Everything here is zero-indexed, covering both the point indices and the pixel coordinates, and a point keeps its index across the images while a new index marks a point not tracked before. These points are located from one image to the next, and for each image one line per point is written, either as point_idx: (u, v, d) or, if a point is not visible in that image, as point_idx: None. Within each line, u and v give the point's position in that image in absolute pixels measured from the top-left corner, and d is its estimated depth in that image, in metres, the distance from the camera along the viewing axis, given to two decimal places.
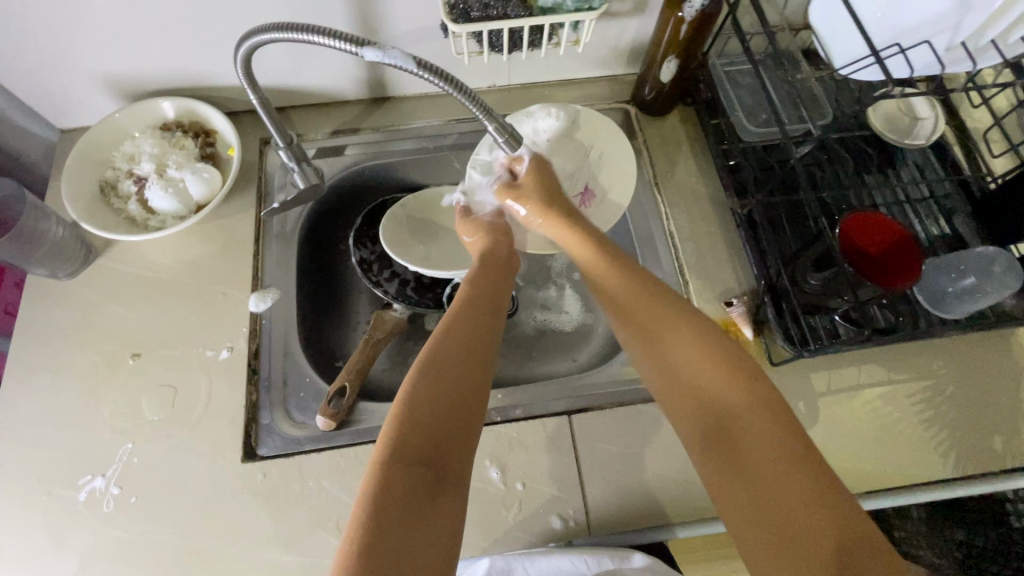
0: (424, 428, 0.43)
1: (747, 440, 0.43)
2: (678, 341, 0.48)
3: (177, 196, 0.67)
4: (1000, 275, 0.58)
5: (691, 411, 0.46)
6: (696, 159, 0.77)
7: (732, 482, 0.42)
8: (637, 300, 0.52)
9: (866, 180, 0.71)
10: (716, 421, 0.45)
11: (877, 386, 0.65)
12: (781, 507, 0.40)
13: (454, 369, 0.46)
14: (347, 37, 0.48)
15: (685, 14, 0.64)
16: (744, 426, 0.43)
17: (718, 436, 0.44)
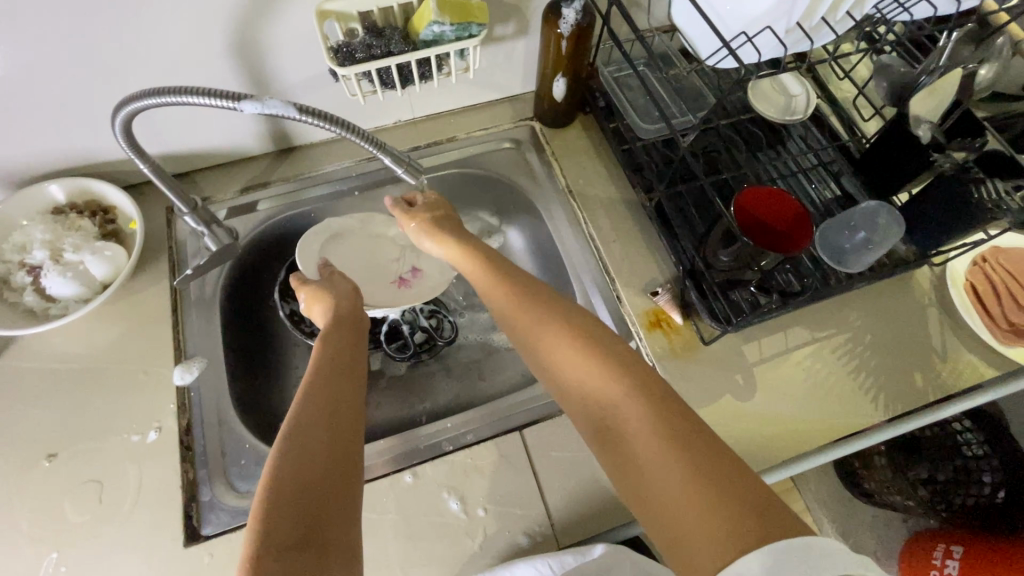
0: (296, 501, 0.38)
1: (633, 432, 0.42)
2: (556, 342, 0.49)
3: (79, 279, 0.64)
4: (883, 225, 0.64)
5: (578, 413, 0.46)
6: (603, 163, 0.80)
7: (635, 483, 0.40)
8: (517, 313, 0.53)
9: (759, 159, 0.76)
10: (605, 421, 0.44)
11: (804, 346, 0.68)
12: (675, 485, 0.38)
13: (325, 417, 0.44)
14: (223, 93, 0.48)
15: (563, 30, 0.68)
16: (628, 418, 0.43)
17: (611, 437, 0.43)
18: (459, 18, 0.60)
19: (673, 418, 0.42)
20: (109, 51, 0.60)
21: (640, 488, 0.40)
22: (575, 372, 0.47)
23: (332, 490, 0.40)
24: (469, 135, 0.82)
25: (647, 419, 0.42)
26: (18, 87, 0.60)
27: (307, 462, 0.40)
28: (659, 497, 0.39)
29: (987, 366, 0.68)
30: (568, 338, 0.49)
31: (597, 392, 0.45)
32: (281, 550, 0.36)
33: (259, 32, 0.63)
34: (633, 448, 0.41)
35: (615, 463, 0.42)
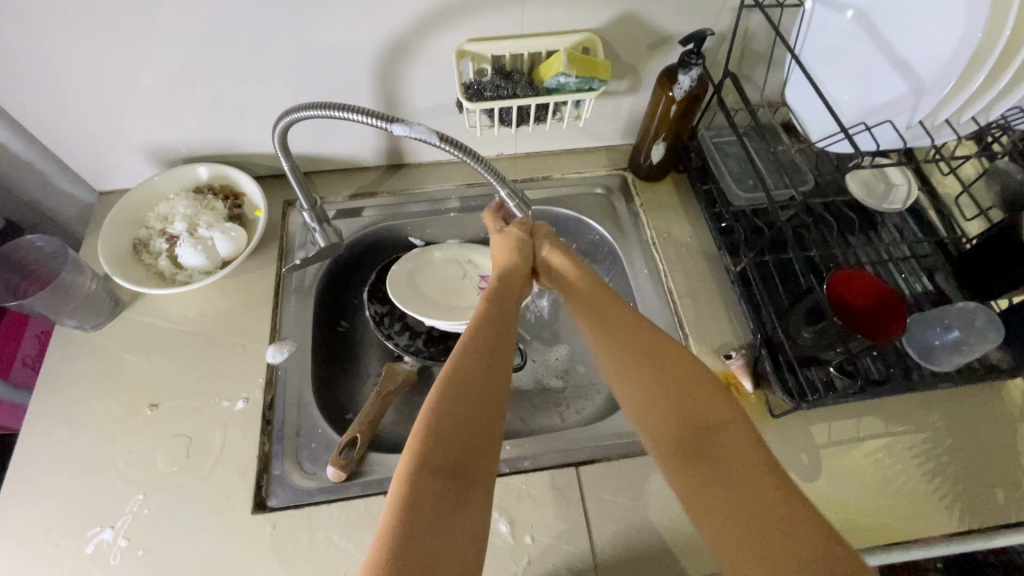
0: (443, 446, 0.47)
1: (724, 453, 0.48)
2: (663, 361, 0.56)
3: (206, 253, 0.71)
4: (981, 328, 0.62)
5: (661, 425, 0.53)
6: (690, 221, 0.82)
7: (715, 492, 0.47)
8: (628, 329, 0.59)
9: (850, 242, 0.76)
10: (699, 439, 0.50)
11: (877, 437, 0.66)
12: (755, 504, 0.45)
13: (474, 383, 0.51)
14: (378, 114, 0.53)
15: (675, 94, 0.71)
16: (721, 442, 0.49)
17: (697, 452, 0.50)
18: (584, 72, 0.65)
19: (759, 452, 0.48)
20: (276, 61, 0.69)
21: (723, 502, 0.46)
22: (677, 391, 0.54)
23: (475, 444, 0.48)
24: (564, 176, 0.87)
25: (741, 446, 0.48)
26: (199, 81, 0.70)
27: (462, 421, 0.48)
28: (734, 512, 0.45)
29: None
30: (679, 361, 0.55)
31: (697, 413, 0.52)
32: (424, 482, 0.44)
33: (402, 63, 0.71)
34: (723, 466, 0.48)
35: (695, 474, 0.49)
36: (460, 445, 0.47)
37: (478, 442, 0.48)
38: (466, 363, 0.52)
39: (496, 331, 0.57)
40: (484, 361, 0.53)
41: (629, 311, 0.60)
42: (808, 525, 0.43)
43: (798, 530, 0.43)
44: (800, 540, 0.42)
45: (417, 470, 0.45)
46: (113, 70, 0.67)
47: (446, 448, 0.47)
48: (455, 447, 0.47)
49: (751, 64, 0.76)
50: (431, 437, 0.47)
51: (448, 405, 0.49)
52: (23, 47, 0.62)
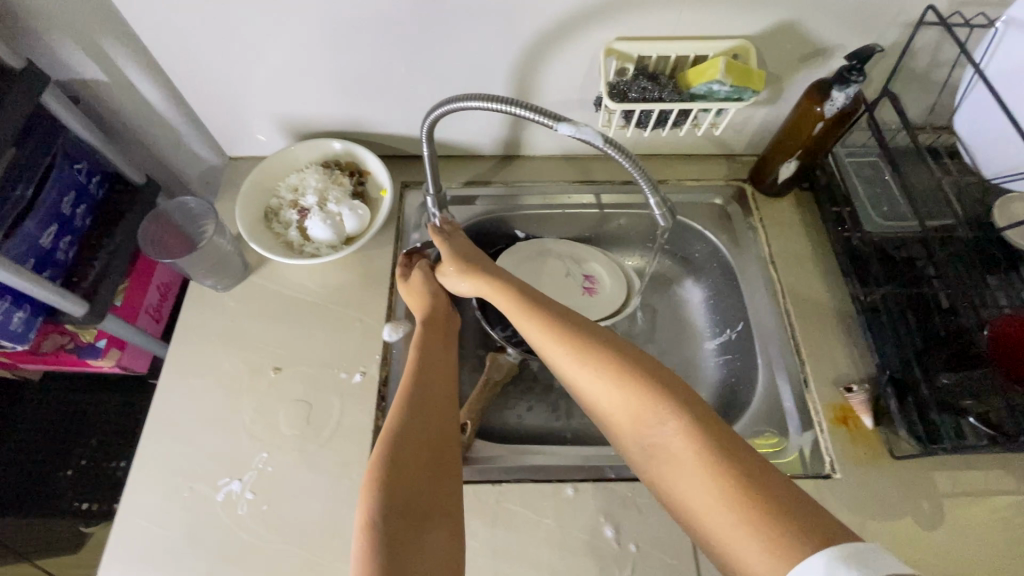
0: (391, 486, 0.48)
1: (673, 460, 0.48)
2: (581, 363, 0.54)
3: (334, 227, 0.73)
4: None
5: (621, 438, 0.53)
6: (813, 243, 0.79)
7: (684, 502, 0.47)
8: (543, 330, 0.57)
9: (989, 281, 0.69)
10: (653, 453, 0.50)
11: (1005, 494, 0.63)
12: (712, 502, 0.45)
13: (409, 421, 0.53)
14: (547, 113, 0.53)
15: (825, 110, 0.68)
16: (667, 449, 0.49)
17: (656, 465, 0.50)
18: (738, 81, 0.63)
19: (700, 443, 0.47)
20: (421, 45, 0.69)
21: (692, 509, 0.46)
22: (611, 402, 0.52)
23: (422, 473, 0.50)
24: (681, 183, 0.84)
25: (682, 444, 0.48)
26: (344, 60, 0.72)
27: (400, 465, 0.49)
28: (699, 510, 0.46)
29: None
30: (597, 368, 0.53)
31: (633, 417, 0.51)
32: (385, 520, 0.45)
33: (544, 56, 0.70)
34: (680, 471, 0.47)
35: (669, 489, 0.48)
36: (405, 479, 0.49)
37: (420, 470, 0.50)
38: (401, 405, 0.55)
39: (420, 373, 0.58)
40: (413, 410, 0.54)
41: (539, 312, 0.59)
42: (763, 499, 0.43)
43: (754, 521, 0.42)
44: (764, 526, 0.41)
45: (371, 518, 0.46)
46: (270, 44, 0.69)
47: (396, 488, 0.48)
48: (405, 478, 0.49)
49: (906, 82, 0.72)
50: (377, 485, 0.47)
51: (389, 447, 0.50)
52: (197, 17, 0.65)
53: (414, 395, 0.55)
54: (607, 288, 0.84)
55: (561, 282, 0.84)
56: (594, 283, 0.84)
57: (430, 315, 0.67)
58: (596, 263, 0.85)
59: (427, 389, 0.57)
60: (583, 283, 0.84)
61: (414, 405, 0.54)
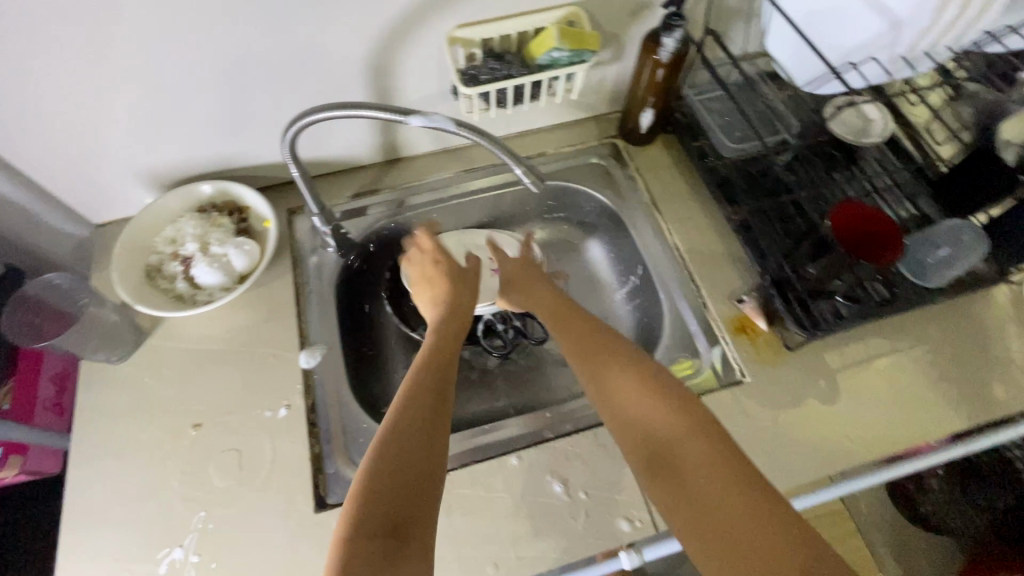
0: (384, 500, 0.46)
1: (692, 465, 0.50)
2: (620, 379, 0.57)
3: (223, 270, 0.72)
4: (968, 243, 0.69)
5: (636, 444, 0.54)
6: (686, 179, 0.85)
7: (682, 502, 0.49)
8: (588, 352, 0.60)
9: (835, 177, 0.80)
10: (666, 455, 0.51)
11: (884, 355, 0.71)
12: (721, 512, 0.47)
13: (418, 426, 0.51)
14: (396, 109, 0.55)
15: (662, 57, 0.74)
16: (688, 456, 0.50)
17: (666, 467, 0.51)
18: (574, 46, 0.67)
19: (727, 460, 0.50)
20: (265, 69, 0.68)
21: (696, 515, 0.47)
22: (647, 411, 0.54)
23: (416, 489, 0.47)
24: (559, 151, 0.89)
25: (704, 457, 0.50)
26: (190, 99, 0.69)
27: (394, 477, 0.47)
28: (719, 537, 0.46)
29: None
30: (643, 383, 0.56)
31: (674, 439, 0.52)
32: (366, 539, 0.43)
33: (393, 56, 0.71)
34: (695, 480, 0.49)
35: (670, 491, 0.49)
36: (400, 496, 0.46)
37: (414, 486, 0.48)
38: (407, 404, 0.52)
39: (438, 368, 0.56)
40: (423, 411, 0.52)
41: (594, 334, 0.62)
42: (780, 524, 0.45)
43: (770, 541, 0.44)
44: (778, 547, 0.44)
45: (353, 532, 0.44)
46: (106, 97, 0.66)
47: (388, 492, 0.46)
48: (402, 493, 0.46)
49: (724, 18, 0.79)
50: (362, 498, 0.45)
51: (382, 452, 0.48)
52: (15, 84, 0.61)
53: (424, 393, 0.53)
54: None
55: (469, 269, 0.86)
56: None
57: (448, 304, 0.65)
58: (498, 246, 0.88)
59: (440, 391, 0.55)
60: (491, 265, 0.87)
61: (424, 405, 0.53)
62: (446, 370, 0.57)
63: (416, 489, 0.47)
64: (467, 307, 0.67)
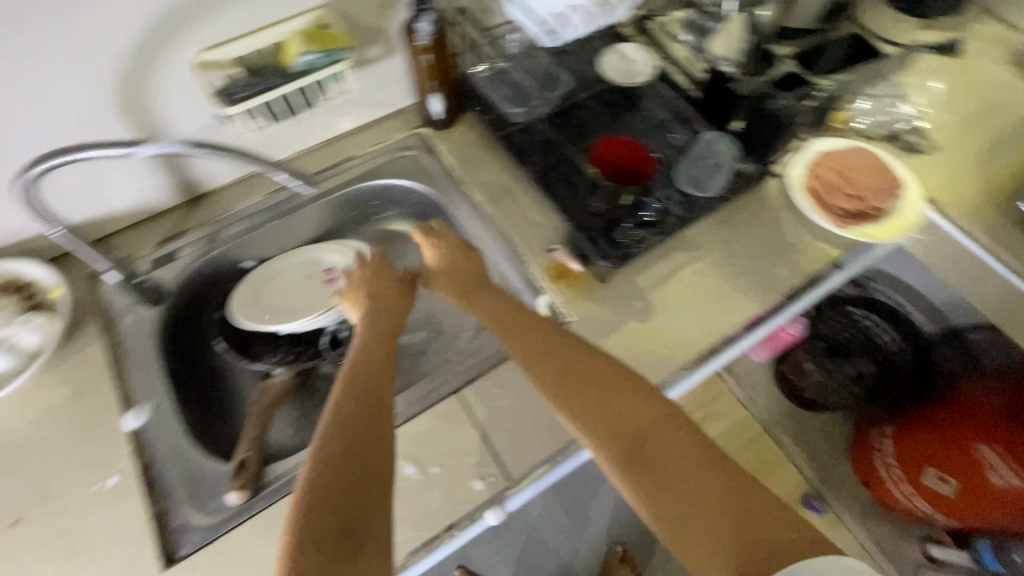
0: (331, 510, 0.46)
1: (665, 457, 0.58)
2: (589, 378, 0.60)
3: (14, 350, 0.70)
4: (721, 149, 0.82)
5: (613, 437, 0.58)
6: (491, 152, 0.90)
7: (661, 491, 0.56)
8: (552, 353, 0.62)
9: (618, 119, 0.88)
10: (643, 450, 0.58)
11: (685, 266, 0.79)
12: (698, 500, 0.56)
13: (358, 435, 0.50)
14: (122, 142, 0.59)
15: (422, 43, 0.77)
16: (663, 451, 0.58)
17: (642, 461, 0.57)
18: (324, 47, 0.69)
19: (693, 446, 0.59)
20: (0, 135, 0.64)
21: (678, 503, 0.56)
22: (619, 408, 0.59)
23: (363, 502, 0.48)
24: (367, 151, 0.92)
25: (678, 449, 0.58)
26: None
27: (343, 489, 0.47)
28: (708, 515, 0.55)
29: (832, 248, 0.81)
30: (615, 379, 0.60)
31: (642, 430, 0.59)
32: (315, 554, 0.44)
33: (146, 93, 0.69)
34: (675, 472, 0.57)
35: (651, 482, 0.57)
36: (348, 507, 0.47)
37: (365, 495, 0.48)
38: (342, 412, 0.51)
39: (364, 371, 0.56)
40: (359, 419, 0.52)
41: (553, 333, 0.63)
42: (750, 503, 0.56)
43: (744, 514, 0.55)
44: (753, 525, 0.55)
45: (299, 542, 0.44)
46: None
47: (335, 504, 0.46)
48: (349, 503, 0.47)
49: None
50: (303, 506, 0.46)
51: (322, 463, 0.48)
52: None
53: (355, 401, 0.53)
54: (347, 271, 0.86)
55: (301, 285, 0.85)
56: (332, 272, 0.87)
57: (375, 301, 0.64)
58: (327, 256, 0.88)
59: (377, 396, 0.54)
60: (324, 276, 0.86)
61: (361, 411, 0.52)
62: (376, 372, 0.56)
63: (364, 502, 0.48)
64: (397, 301, 0.66)
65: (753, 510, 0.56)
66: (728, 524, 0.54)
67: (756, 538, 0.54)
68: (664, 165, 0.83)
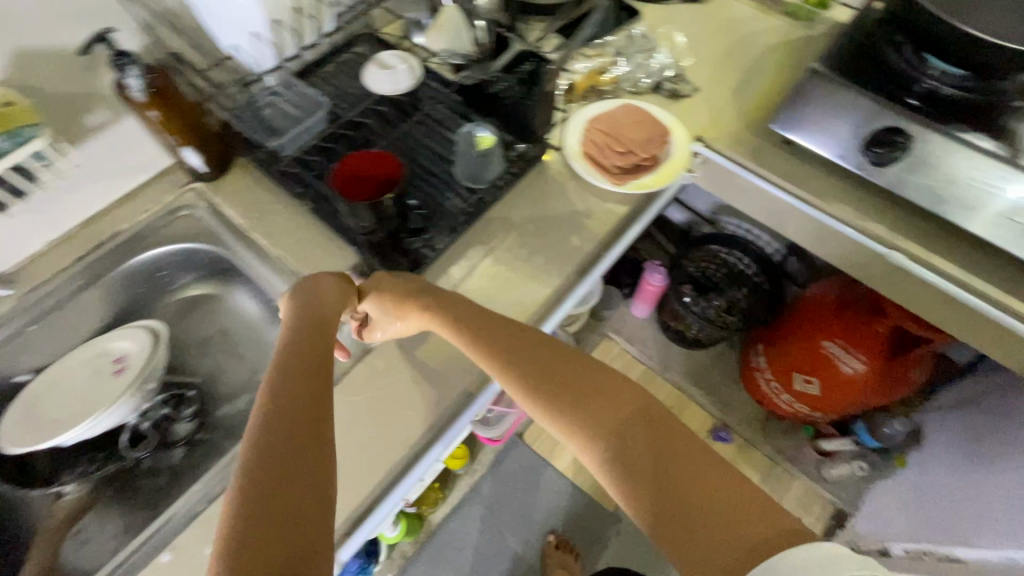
0: (267, 528, 0.43)
1: (645, 450, 0.53)
2: (565, 375, 0.60)
3: None
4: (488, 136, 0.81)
5: (587, 431, 0.56)
6: (272, 191, 0.85)
7: (640, 489, 0.50)
8: (534, 358, 0.62)
9: (394, 128, 0.87)
10: (620, 439, 0.54)
11: (483, 259, 0.80)
12: (682, 492, 0.49)
13: (296, 459, 0.47)
14: None
15: (139, 98, 0.72)
16: (642, 442, 0.53)
17: (622, 454, 0.53)
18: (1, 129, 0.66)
19: (676, 437, 0.54)
20: None
21: (658, 498, 0.49)
22: (592, 400, 0.58)
23: (304, 524, 0.44)
24: (133, 223, 0.83)
25: (661, 442, 0.53)
26: None
27: (280, 509, 0.44)
28: (646, 480, 0.50)
29: (618, 206, 0.84)
30: (595, 373, 0.60)
31: (623, 421, 0.55)
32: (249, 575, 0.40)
33: None
34: (652, 462, 0.52)
35: (629, 478, 0.51)
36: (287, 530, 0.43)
37: (306, 516, 0.45)
38: (274, 430, 0.49)
39: (305, 389, 0.54)
40: (297, 436, 0.49)
41: (533, 340, 0.64)
42: (746, 500, 0.49)
43: (738, 511, 0.48)
44: (747, 522, 0.47)
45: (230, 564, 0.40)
46: None
47: (275, 524, 0.43)
48: (284, 523, 0.43)
49: None
50: (239, 519, 0.43)
51: (259, 477, 0.45)
52: None
53: (291, 423, 0.50)
54: (134, 356, 0.79)
55: (87, 385, 0.78)
56: (121, 361, 0.79)
57: (313, 327, 0.63)
58: (109, 344, 0.80)
59: (317, 420, 0.52)
60: (113, 368, 0.78)
61: (300, 430, 0.50)
62: (319, 394, 0.54)
63: (308, 522, 0.44)
64: (326, 317, 0.65)
65: (748, 507, 0.48)
66: (671, 492, 0.50)
67: (749, 536, 0.46)
68: (444, 164, 0.83)
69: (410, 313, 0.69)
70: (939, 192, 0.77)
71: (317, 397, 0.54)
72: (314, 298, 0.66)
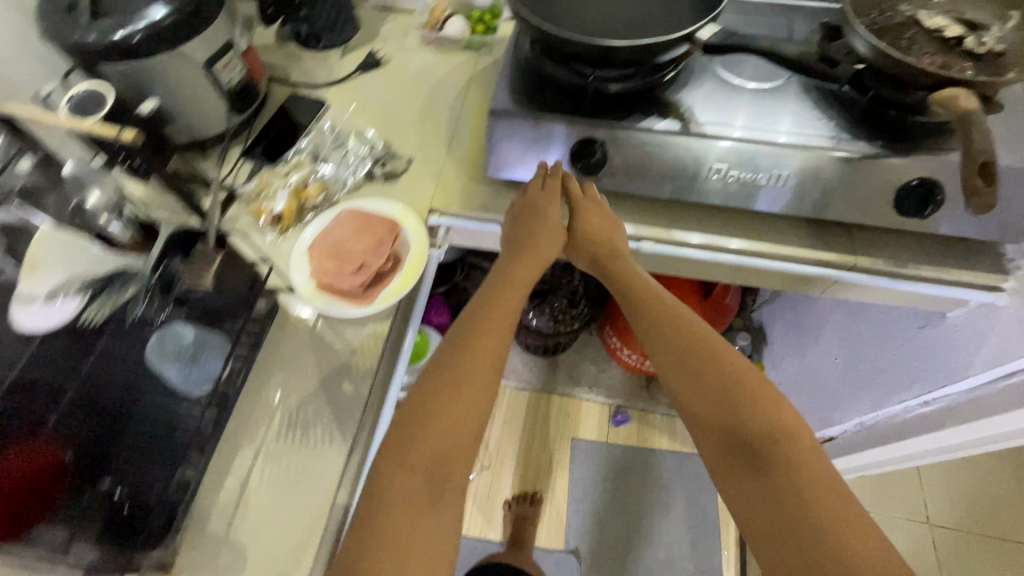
0: (399, 493, 0.55)
1: (788, 470, 0.58)
2: (712, 363, 0.66)
3: None
4: (194, 338, 0.68)
5: (710, 424, 0.64)
6: None
7: (760, 498, 0.58)
8: (694, 349, 0.67)
9: (56, 363, 0.64)
10: (741, 443, 0.61)
11: (254, 465, 0.68)
12: (805, 519, 0.55)
13: (438, 452, 0.57)
14: None
15: None
16: (784, 461, 0.58)
17: (748, 460, 0.60)
18: None
19: (826, 466, 0.58)
20: None
21: (782, 517, 0.56)
22: (734, 401, 0.63)
23: (430, 494, 0.56)
24: None
25: (799, 460, 0.58)
26: None
27: (417, 475, 0.56)
28: (772, 496, 0.57)
29: (380, 325, 0.77)
30: (753, 372, 0.65)
31: (767, 437, 0.60)
32: (383, 520, 0.54)
33: None
34: (780, 479, 0.58)
35: (749, 488, 0.59)
36: (412, 490, 0.55)
37: (428, 493, 0.55)
38: (424, 412, 0.59)
39: (479, 372, 0.62)
40: (446, 422, 0.59)
41: (702, 336, 0.68)
42: (862, 542, 0.53)
43: (846, 553, 0.52)
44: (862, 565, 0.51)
45: (372, 496, 0.56)
46: None
47: (411, 478, 0.56)
48: (412, 496, 0.55)
49: None
50: (390, 464, 0.57)
51: (407, 436, 0.58)
52: None
53: (452, 411, 0.59)
54: None
55: None
56: None
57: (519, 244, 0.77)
58: None
59: (473, 428, 0.60)
60: None
61: (449, 427, 0.59)
62: (477, 377, 0.62)
63: (429, 493, 0.56)
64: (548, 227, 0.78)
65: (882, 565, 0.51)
66: (796, 520, 0.55)
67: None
68: (151, 382, 0.66)
69: (591, 246, 0.78)
70: (650, 179, 0.81)
71: (470, 353, 0.64)
72: (597, 218, 0.78)
